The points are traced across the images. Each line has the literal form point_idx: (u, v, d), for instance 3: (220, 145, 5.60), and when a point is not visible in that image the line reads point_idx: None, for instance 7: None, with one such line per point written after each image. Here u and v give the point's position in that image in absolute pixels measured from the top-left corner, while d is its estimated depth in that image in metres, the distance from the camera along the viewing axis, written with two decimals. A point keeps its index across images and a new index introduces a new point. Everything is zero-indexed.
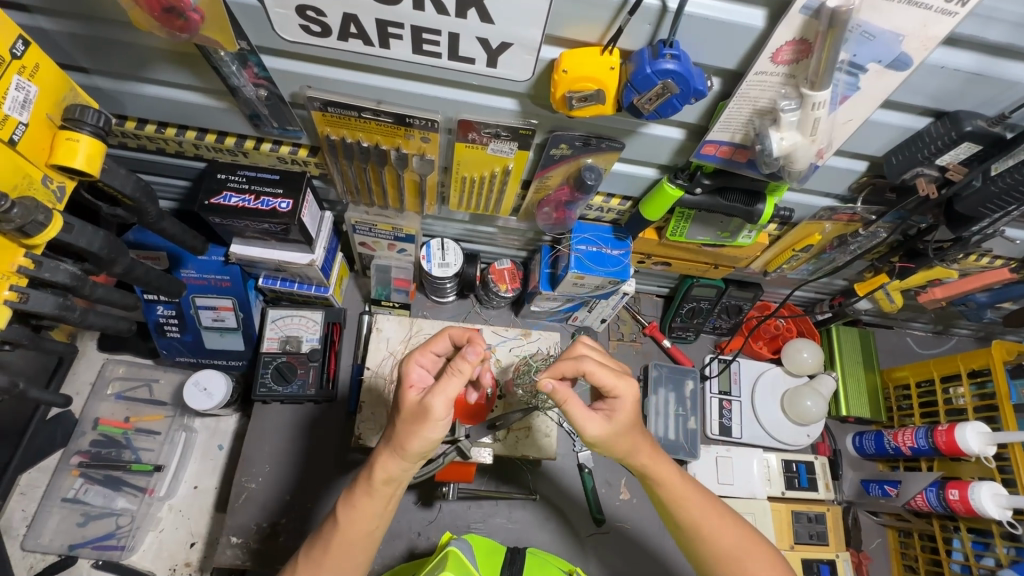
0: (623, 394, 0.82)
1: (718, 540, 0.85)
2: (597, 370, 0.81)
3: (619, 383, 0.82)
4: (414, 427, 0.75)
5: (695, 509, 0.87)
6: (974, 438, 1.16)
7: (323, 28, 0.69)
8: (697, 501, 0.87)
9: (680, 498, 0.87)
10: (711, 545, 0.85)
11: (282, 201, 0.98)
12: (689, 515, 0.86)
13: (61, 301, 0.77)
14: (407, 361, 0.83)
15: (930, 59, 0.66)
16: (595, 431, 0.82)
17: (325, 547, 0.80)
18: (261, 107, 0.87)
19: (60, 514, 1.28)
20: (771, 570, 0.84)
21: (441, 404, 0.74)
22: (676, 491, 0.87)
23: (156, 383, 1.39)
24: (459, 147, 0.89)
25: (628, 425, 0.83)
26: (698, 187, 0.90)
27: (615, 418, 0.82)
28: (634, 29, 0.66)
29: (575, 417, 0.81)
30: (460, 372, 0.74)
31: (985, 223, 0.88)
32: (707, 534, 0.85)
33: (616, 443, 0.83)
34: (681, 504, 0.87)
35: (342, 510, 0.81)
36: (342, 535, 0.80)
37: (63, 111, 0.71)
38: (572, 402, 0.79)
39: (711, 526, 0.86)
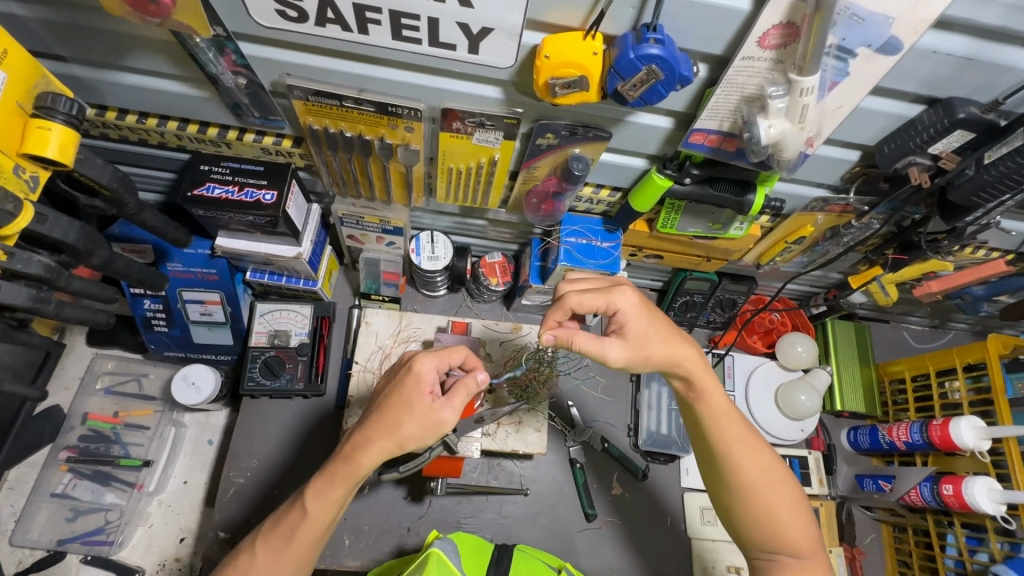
0: (622, 308, 0.82)
1: (750, 471, 0.84)
2: (585, 298, 0.81)
3: (613, 294, 0.82)
4: (422, 435, 0.77)
5: (731, 434, 0.85)
6: (969, 432, 1.15)
7: (299, 13, 0.67)
8: (735, 424, 0.86)
9: (720, 420, 0.85)
10: (741, 475, 0.84)
11: (266, 193, 0.97)
12: (726, 437, 0.85)
13: (36, 294, 0.76)
14: (423, 359, 0.80)
15: (921, 43, 0.64)
16: (618, 357, 0.81)
17: (288, 536, 0.79)
18: (241, 97, 0.85)
19: (48, 509, 1.27)
20: (795, 504, 0.84)
21: (453, 420, 0.79)
22: (715, 409, 0.85)
23: (145, 377, 1.38)
24: (445, 137, 0.87)
25: (643, 333, 0.83)
26: (687, 177, 0.89)
27: (628, 333, 0.82)
28: (618, 12, 0.64)
29: (593, 348, 0.81)
30: (470, 389, 0.80)
31: (979, 213, 0.87)
32: (740, 463, 0.84)
33: (644, 356, 0.82)
34: (721, 425, 0.85)
35: (310, 499, 0.79)
36: (320, 530, 0.79)
37: (34, 99, 0.69)
38: (575, 340, 0.79)
39: (744, 455, 0.84)
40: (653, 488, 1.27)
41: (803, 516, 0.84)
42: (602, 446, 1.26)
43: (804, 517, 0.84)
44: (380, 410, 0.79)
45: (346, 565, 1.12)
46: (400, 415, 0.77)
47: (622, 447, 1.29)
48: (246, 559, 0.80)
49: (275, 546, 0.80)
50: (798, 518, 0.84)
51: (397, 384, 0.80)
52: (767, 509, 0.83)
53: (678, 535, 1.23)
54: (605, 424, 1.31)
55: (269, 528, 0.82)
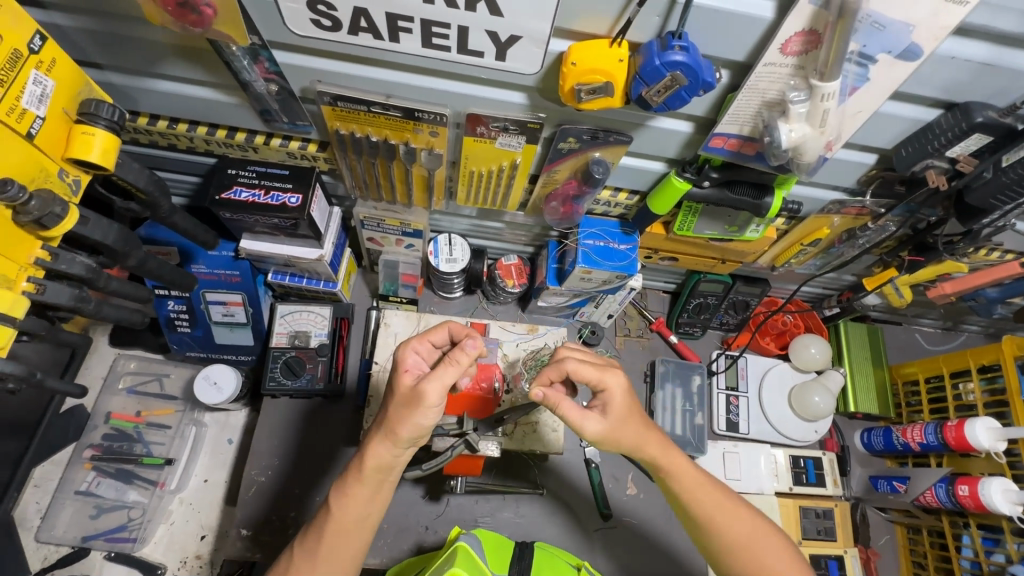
0: (613, 387, 0.84)
1: (733, 527, 0.85)
2: (582, 368, 0.84)
3: (605, 376, 0.83)
4: (405, 411, 0.76)
5: (708, 500, 0.87)
6: (984, 433, 1.16)
7: (333, 22, 0.69)
8: (710, 492, 0.88)
9: (695, 489, 0.87)
10: (726, 538, 0.85)
11: (291, 196, 0.99)
12: (703, 505, 0.86)
13: (77, 293, 0.78)
14: (402, 346, 0.83)
15: (941, 49, 0.66)
16: (594, 429, 0.83)
17: (319, 533, 0.81)
18: (271, 103, 0.87)
19: (73, 506, 1.30)
20: (784, 554, 0.85)
21: (435, 391, 0.75)
22: (687, 483, 0.88)
23: (167, 377, 1.40)
24: (468, 141, 0.89)
25: (626, 413, 0.85)
26: (706, 180, 0.90)
27: (611, 412, 0.84)
28: (643, 21, 0.66)
29: (574, 416, 0.83)
30: (455, 364, 0.76)
31: (995, 215, 0.88)
32: (722, 526, 0.85)
33: (617, 439, 0.84)
34: (697, 496, 0.87)
35: (342, 496, 0.81)
36: (348, 525, 0.81)
37: (79, 105, 0.72)
38: (562, 404, 0.82)
39: (724, 517, 0.86)
40: None
41: (796, 562, 0.85)
42: (618, 447, 1.28)
43: (798, 567, 0.84)
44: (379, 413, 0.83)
45: (366, 562, 1.14)
46: (388, 405, 0.80)
47: None
48: (285, 560, 0.82)
49: (310, 546, 0.81)
50: (791, 567, 0.84)
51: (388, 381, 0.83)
52: (760, 564, 0.83)
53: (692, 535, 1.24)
54: None
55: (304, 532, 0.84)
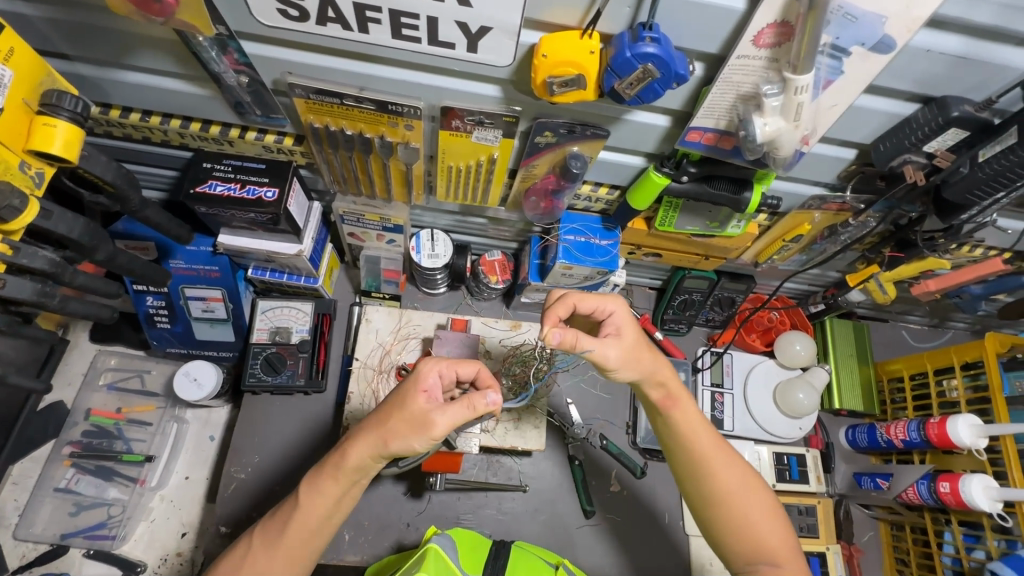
0: (616, 310, 0.86)
1: (726, 478, 0.85)
2: (584, 299, 0.85)
3: (609, 300, 0.86)
4: (407, 431, 0.75)
5: (705, 444, 0.86)
6: (965, 430, 1.15)
7: (299, 12, 0.68)
8: (707, 435, 0.87)
9: (695, 432, 0.87)
10: (716, 485, 0.85)
11: (267, 190, 0.97)
12: (699, 447, 0.86)
13: (41, 288, 0.77)
14: (428, 361, 0.80)
15: (915, 42, 0.65)
16: (614, 359, 0.83)
17: (283, 526, 0.80)
18: (243, 95, 0.86)
19: (52, 503, 1.28)
20: (771, 513, 0.86)
21: (444, 431, 0.75)
22: (686, 420, 0.87)
23: (147, 373, 1.39)
24: (445, 135, 0.88)
25: (638, 341, 0.85)
26: (684, 175, 0.89)
27: (624, 336, 0.85)
28: (614, 11, 0.65)
29: (596, 349, 0.81)
30: (471, 408, 0.75)
31: (975, 210, 0.87)
32: (715, 474, 0.85)
33: (637, 363, 0.84)
34: (693, 439, 0.86)
35: (313, 494, 0.80)
36: (321, 523, 0.80)
37: (40, 96, 0.70)
38: (581, 341, 0.79)
39: (718, 466, 0.86)
40: (651, 486, 1.27)
41: (779, 523, 0.86)
42: (601, 444, 1.26)
43: (779, 524, 0.86)
44: (381, 406, 0.80)
45: (346, 559, 1.13)
46: (392, 413, 0.78)
47: (620, 444, 1.30)
48: (242, 550, 0.81)
49: (268, 539, 0.80)
50: (774, 526, 0.85)
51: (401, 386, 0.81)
52: (744, 517, 0.85)
53: (676, 532, 1.24)
54: (603, 421, 1.31)
55: (265, 523, 0.83)
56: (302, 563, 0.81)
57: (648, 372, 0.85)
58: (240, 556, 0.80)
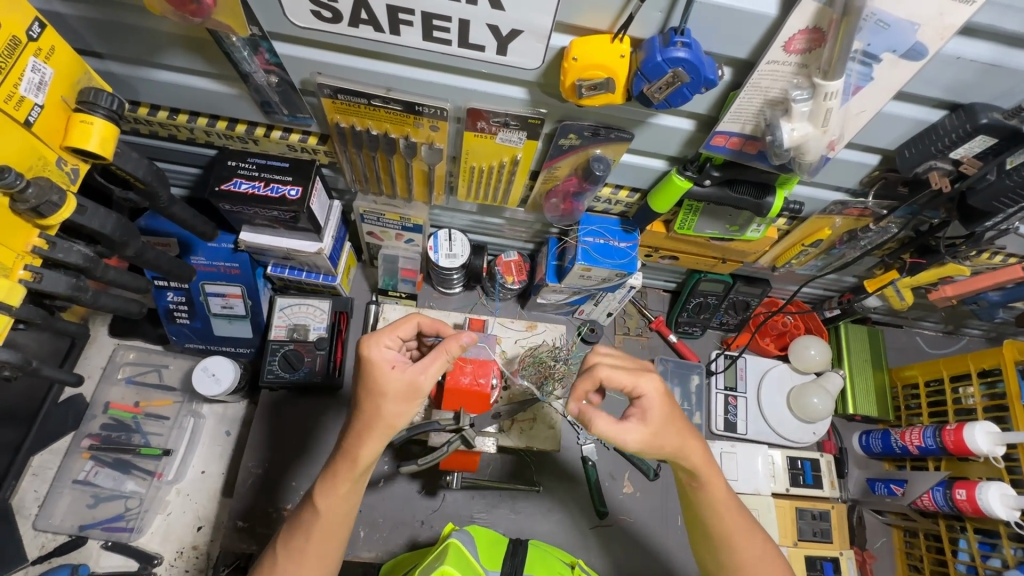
0: (648, 392, 0.81)
1: (744, 549, 0.87)
2: (617, 374, 0.81)
3: (638, 381, 0.81)
4: (404, 405, 0.80)
5: (729, 523, 0.87)
6: (983, 438, 1.15)
7: (333, 14, 0.69)
8: (733, 513, 0.88)
9: (721, 504, 0.87)
10: (733, 555, 0.87)
11: (290, 188, 0.98)
12: (722, 524, 0.87)
13: (74, 282, 0.78)
14: (373, 342, 0.81)
15: (947, 49, 0.65)
16: (634, 440, 0.80)
17: (306, 534, 0.81)
18: (272, 94, 0.87)
19: (71, 495, 1.30)
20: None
21: (430, 382, 0.81)
22: (716, 499, 0.87)
23: (165, 368, 1.41)
24: (469, 136, 0.89)
25: (664, 420, 0.81)
26: (707, 179, 0.90)
27: (650, 420, 0.81)
28: (646, 16, 0.65)
29: (611, 431, 0.80)
30: (445, 351, 0.81)
31: (999, 217, 0.88)
32: (736, 545, 0.87)
33: (658, 445, 0.81)
34: (718, 510, 0.87)
35: (319, 496, 0.81)
36: (328, 520, 0.81)
37: (77, 93, 0.72)
38: (596, 421, 0.79)
39: (738, 537, 0.87)
40: (665, 489, 1.27)
41: None
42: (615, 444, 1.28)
43: None
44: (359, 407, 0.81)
45: (361, 555, 1.13)
46: (375, 400, 0.79)
47: None
48: (269, 563, 0.81)
49: (297, 548, 0.81)
50: None
51: (360, 374, 0.82)
52: None
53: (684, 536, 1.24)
54: None
55: (285, 534, 0.83)
56: (334, 562, 0.83)
57: (674, 450, 0.82)
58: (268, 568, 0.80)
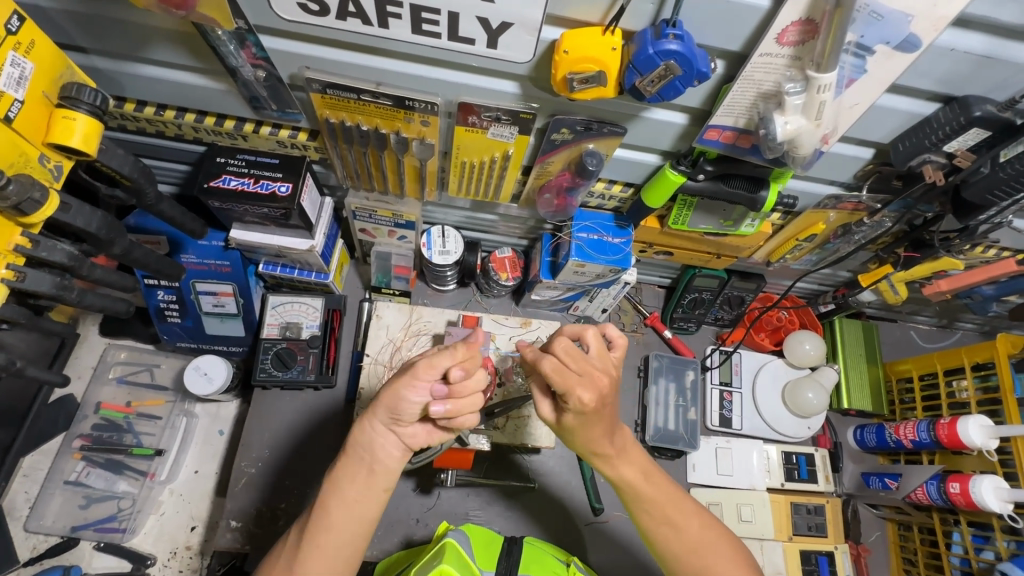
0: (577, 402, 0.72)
1: (677, 538, 0.85)
2: (553, 374, 0.71)
3: (570, 392, 0.71)
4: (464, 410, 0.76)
5: (655, 514, 0.86)
6: (976, 431, 1.15)
7: (320, 7, 0.68)
8: (660, 497, 0.87)
9: (642, 496, 0.86)
10: (665, 544, 0.86)
11: (281, 185, 0.97)
12: (648, 515, 0.86)
13: (59, 282, 0.77)
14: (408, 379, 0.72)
15: (940, 41, 0.65)
16: (549, 413, 0.80)
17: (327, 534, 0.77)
18: (259, 89, 0.86)
19: (62, 496, 1.29)
20: (736, 557, 0.85)
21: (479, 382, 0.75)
22: (636, 488, 0.86)
23: (157, 367, 1.39)
24: (460, 131, 0.88)
25: (584, 419, 0.76)
26: (701, 173, 0.89)
27: (570, 411, 0.77)
28: (637, 7, 0.64)
29: (536, 391, 0.80)
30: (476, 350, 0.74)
31: (992, 211, 0.88)
32: (663, 535, 0.86)
33: (574, 428, 0.79)
34: (644, 503, 0.86)
35: (349, 494, 0.78)
36: (352, 520, 0.78)
37: (59, 89, 0.71)
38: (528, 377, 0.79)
39: (664, 526, 0.86)
40: None
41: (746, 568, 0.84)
42: None
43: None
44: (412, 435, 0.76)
45: None
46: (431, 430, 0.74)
47: None
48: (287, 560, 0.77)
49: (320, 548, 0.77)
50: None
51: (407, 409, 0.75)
52: None
53: None
54: None
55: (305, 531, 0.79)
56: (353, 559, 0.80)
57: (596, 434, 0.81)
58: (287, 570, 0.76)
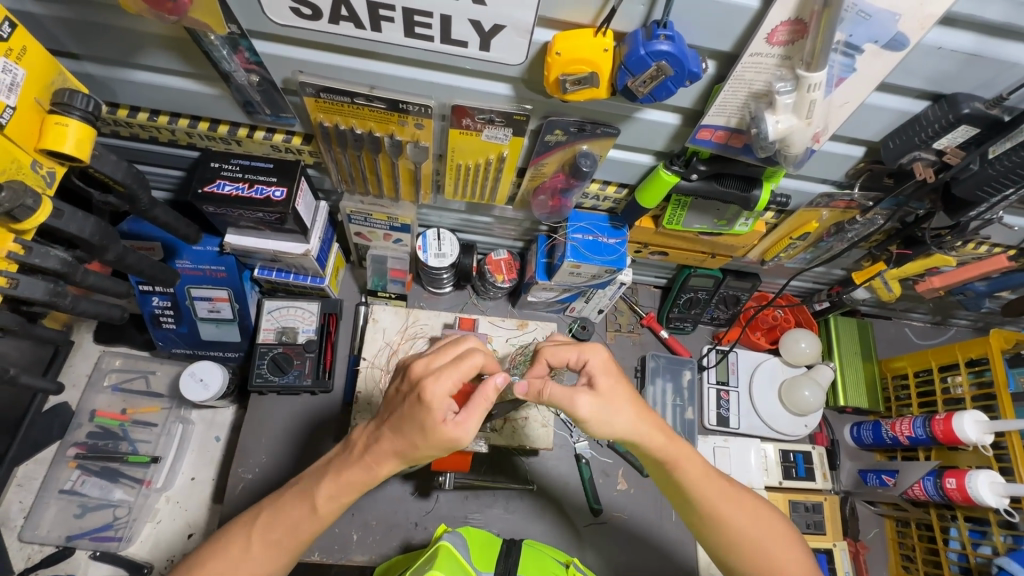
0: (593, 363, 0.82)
1: (738, 523, 0.82)
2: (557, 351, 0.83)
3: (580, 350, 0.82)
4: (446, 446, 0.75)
5: (711, 493, 0.83)
6: (971, 427, 1.15)
7: (313, 11, 0.68)
8: (711, 480, 0.84)
9: (700, 478, 0.83)
10: (729, 529, 0.82)
11: (275, 189, 0.97)
12: (705, 497, 0.83)
13: (52, 288, 0.77)
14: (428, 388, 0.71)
15: (927, 40, 0.65)
16: (585, 407, 0.79)
17: (288, 528, 0.77)
18: (253, 94, 0.86)
19: (57, 505, 1.28)
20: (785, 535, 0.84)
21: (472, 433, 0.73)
22: (690, 473, 0.83)
23: (152, 374, 1.38)
24: (454, 134, 0.88)
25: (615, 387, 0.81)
26: (694, 173, 0.89)
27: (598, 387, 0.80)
28: (628, 9, 0.65)
29: (563, 396, 0.78)
30: (488, 400, 0.72)
31: (983, 208, 0.88)
32: (726, 516, 0.82)
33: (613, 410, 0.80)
34: (699, 486, 0.83)
35: (321, 496, 0.77)
36: (314, 520, 0.78)
37: (52, 94, 0.71)
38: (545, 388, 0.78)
39: (725, 506, 0.83)
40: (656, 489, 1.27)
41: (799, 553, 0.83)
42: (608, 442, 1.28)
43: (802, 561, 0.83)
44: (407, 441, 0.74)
45: (354, 559, 1.12)
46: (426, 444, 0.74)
47: None
48: (240, 547, 0.77)
49: (276, 541, 0.77)
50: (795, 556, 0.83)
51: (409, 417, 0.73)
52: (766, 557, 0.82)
53: (681, 532, 1.24)
54: None
55: (266, 519, 0.78)
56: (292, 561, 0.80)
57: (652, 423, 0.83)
58: (242, 552, 0.77)
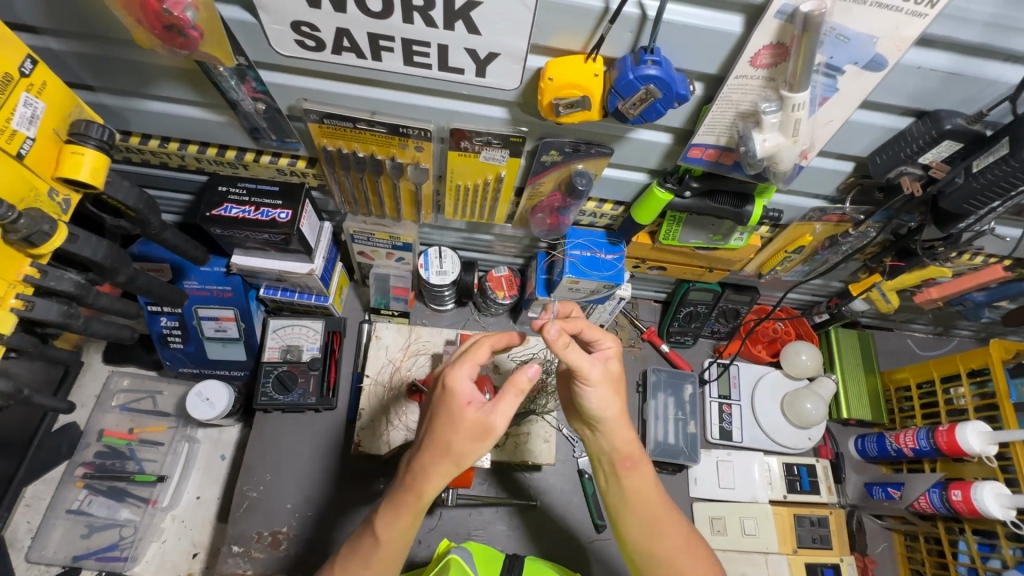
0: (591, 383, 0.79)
1: (663, 543, 0.84)
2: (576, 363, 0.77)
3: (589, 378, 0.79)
4: (474, 443, 0.74)
5: (652, 507, 0.84)
6: (975, 438, 1.15)
7: (317, 42, 0.72)
8: (654, 501, 0.85)
9: (642, 493, 0.84)
10: (656, 543, 0.84)
11: (281, 212, 1.00)
12: (644, 510, 0.84)
13: (66, 310, 0.79)
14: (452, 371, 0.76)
15: (905, 60, 0.68)
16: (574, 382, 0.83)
17: (364, 559, 0.78)
18: (260, 121, 0.89)
19: (64, 525, 1.29)
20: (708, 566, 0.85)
21: (500, 421, 0.73)
22: (637, 485, 0.84)
23: (159, 394, 1.41)
24: (453, 156, 0.91)
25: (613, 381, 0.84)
26: (687, 190, 0.92)
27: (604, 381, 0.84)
28: (616, 36, 0.68)
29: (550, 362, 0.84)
30: (515, 387, 0.73)
31: (971, 219, 0.90)
32: (658, 534, 0.84)
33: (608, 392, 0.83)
34: (637, 498, 0.84)
35: (381, 526, 0.77)
36: (386, 548, 0.77)
37: (68, 126, 0.74)
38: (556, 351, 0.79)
39: (662, 524, 0.84)
40: None
41: None
42: None
43: None
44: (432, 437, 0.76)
45: None
46: (447, 435, 0.74)
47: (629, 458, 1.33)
48: None
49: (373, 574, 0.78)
50: None
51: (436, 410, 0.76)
52: None
53: None
54: None
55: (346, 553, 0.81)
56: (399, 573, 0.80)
57: (613, 417, 0.82)
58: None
